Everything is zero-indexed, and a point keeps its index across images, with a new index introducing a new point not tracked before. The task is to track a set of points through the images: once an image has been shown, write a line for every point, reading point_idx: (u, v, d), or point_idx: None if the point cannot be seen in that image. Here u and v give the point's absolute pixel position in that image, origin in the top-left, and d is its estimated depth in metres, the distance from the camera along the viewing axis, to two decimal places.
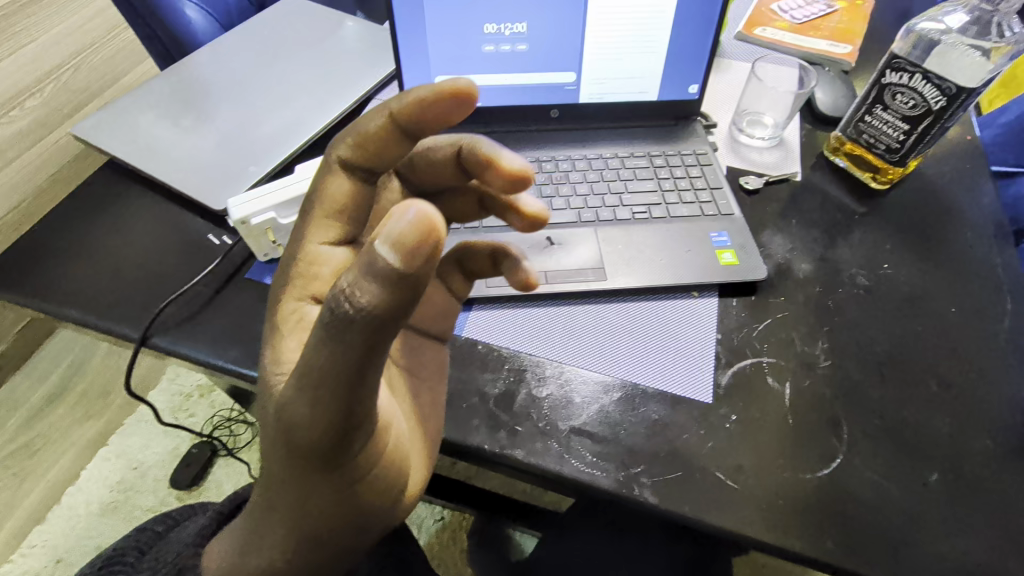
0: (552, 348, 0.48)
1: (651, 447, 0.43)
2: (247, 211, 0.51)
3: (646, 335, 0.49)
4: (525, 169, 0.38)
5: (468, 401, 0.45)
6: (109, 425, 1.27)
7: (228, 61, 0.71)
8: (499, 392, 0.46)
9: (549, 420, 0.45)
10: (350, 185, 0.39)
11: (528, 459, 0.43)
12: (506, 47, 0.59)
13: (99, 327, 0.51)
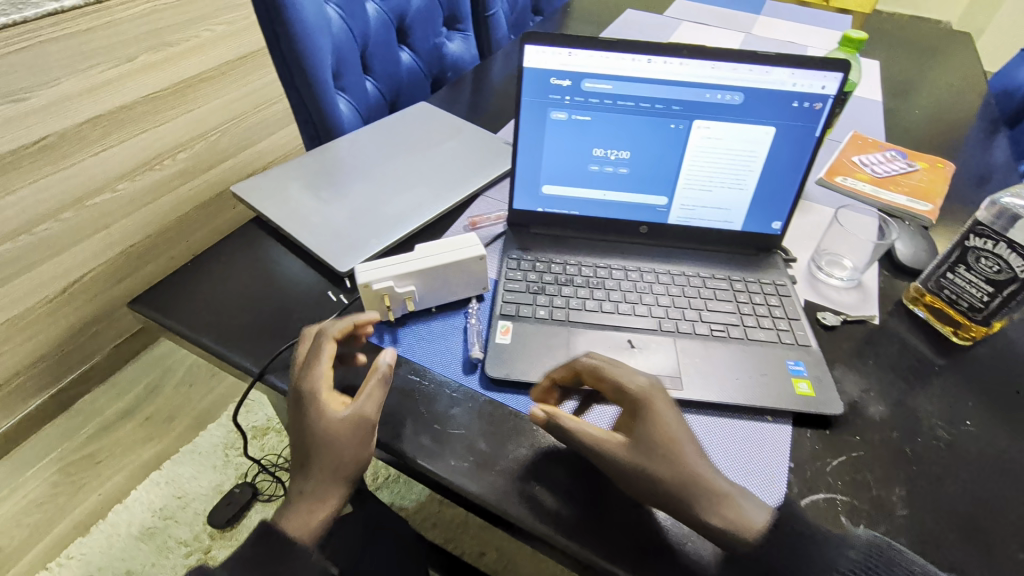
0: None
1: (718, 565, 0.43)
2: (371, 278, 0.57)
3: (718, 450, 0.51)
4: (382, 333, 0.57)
5: (538, 483, 0.47)
6: (167, 450, 1.34)
7: (366, 148, 0.83)
8: (569, 480, 0.48)
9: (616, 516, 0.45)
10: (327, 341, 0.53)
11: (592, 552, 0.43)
12: (610, 168, 0.66)
13: (225, 357, 0.58)
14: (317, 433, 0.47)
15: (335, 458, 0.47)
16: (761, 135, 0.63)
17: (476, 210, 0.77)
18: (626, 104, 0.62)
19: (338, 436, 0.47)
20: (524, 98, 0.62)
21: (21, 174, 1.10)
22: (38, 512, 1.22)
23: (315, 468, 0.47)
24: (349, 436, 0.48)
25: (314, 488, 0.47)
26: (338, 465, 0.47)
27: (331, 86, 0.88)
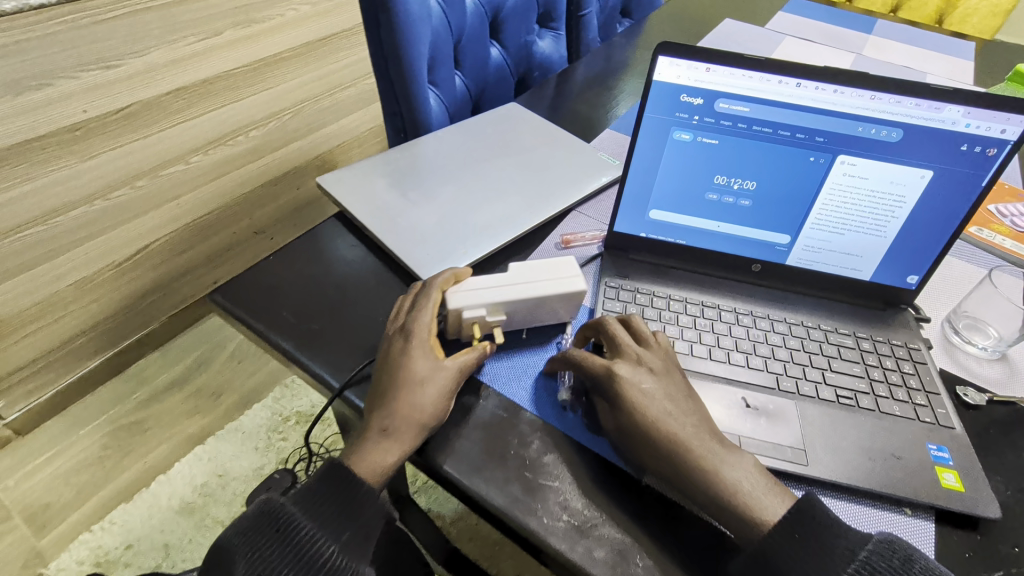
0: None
1: None
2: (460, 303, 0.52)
3: None
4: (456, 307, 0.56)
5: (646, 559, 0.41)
6: (211, 425, 1.34)
7: (454, 148, 0.79)
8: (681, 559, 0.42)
9: None
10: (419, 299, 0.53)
11: None
12: (730, 199, 0.60)
13: (304, 366, 0.55)
14: (422, 375, 0.48)
15: (432, 402, 0.47)
16: (915, 178, 0.55)
17: (568, 227, 0.72)
18: (762, 130, 0.56)
19: (439, 383, 0.48)
20: (648, 114, 0.56)
21: (102, 140, 1.10)
22: (86, 473, 1.24)
23: (408, 404, 0.46)
24: (448, 387, 0.48)
25: (399, 426, 0.46)
26: (431, 410, 0.47)
27: (425, 80, 0.84)
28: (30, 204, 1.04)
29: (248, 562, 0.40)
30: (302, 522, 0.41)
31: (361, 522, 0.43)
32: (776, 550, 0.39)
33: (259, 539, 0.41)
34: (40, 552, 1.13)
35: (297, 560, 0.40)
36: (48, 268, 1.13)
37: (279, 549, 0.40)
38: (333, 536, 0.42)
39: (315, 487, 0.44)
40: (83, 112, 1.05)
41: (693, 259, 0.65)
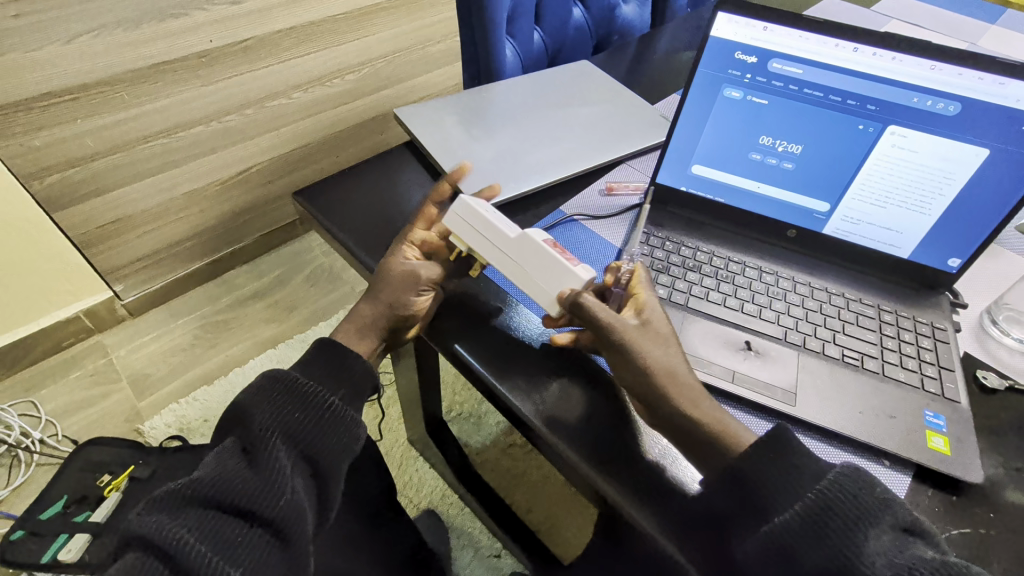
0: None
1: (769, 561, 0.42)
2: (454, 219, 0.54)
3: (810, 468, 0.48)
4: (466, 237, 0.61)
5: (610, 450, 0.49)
6: (282, 334, 1.53)
7: (521, 96, 0.85)
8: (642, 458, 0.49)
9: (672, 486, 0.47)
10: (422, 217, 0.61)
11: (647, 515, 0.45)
12: (773, 160, 0.62)
13: (362, 259, 0.65)
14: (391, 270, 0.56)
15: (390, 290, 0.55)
16: (969, 156, 0.54)
17: (614, 177, 0.76)
18: (813, 93, 0.57)
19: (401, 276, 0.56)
20: (702, 69, 0.59)
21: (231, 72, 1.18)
22: (179, 355, 1.45)
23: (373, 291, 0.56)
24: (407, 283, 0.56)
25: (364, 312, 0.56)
26: (388, 297, 0.55)
27: (502, 30, 0.91)
28: (165, 115, 1.16)
29: (266, 415, 0.47)
30: (308, 383, 0.49)
31: (352, 381, 0.52)
32: (747, 469, 0.43)
33: (274, 397, 0.48)
34: (139, 412, 1.35)
35: (306, 410, 0.48)
36: (168, 176, 1.32)
37: (295, 405, 0.48)
38: (331, 388, 0.50)
39: (314, 358, 0.52)
40: (208, 42, 1.10)
41: (729, 218, 0.67)
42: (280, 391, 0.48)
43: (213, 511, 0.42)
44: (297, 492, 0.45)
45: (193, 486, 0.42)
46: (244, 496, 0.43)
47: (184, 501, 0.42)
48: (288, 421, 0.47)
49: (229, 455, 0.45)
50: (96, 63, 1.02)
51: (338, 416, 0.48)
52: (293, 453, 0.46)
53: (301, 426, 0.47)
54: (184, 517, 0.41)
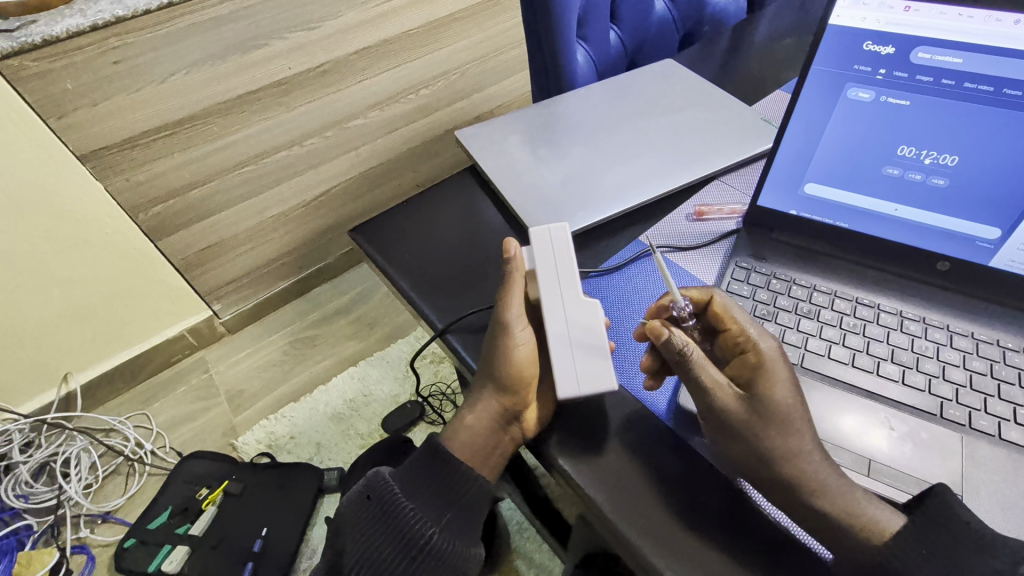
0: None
1: None
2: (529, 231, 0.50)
3: None
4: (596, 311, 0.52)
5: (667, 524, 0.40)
6: (363, 350, 1.46)
7: (595, 105, 0.75)
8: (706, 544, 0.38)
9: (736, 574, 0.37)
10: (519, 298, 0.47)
11: None
12: (917, 176, 0.48)
13: (415, 304, 0.58)
14: (491, 359, 0.46)
15: (503, 384, 0.45)
16: None
17: (705, 197, 0.65)
18: (979, 87, 0.43)
19: (508, 371, 0.45)
20: (817, 66, 0.47)
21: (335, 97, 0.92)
22: (270, 371, 1.41)
23: (480, 383, 0.47)
24: (514, 373, 0.45)
25: (479, 422, 0.46)
26: (499, 392, 0.45)
27: (572, 34, 0.82)
28: (260, 139, 1.05)
29: (361, 545, 0.42)
30: (405, 502, 0.43)
31: (460, 505, 0.44)
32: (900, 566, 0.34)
33: (367, 515, 0.43)
34: (234, 426, 1.34)
35: (401, 543, 0.42)
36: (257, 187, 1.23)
37: (385, 526, 0.42)
38: (434, 516, 0.43)
39: (417, 467, 0.45)
40: (289, 68, 0.98)
41: (857, 247, 0.54)
42: (369, 506, 0.43)
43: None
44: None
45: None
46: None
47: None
48: (379, 549, 0.42)
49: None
50: (195, 95, 0.92)
51: (433, 552, 0.41)
52: None
53: (394, 563, 0.41)
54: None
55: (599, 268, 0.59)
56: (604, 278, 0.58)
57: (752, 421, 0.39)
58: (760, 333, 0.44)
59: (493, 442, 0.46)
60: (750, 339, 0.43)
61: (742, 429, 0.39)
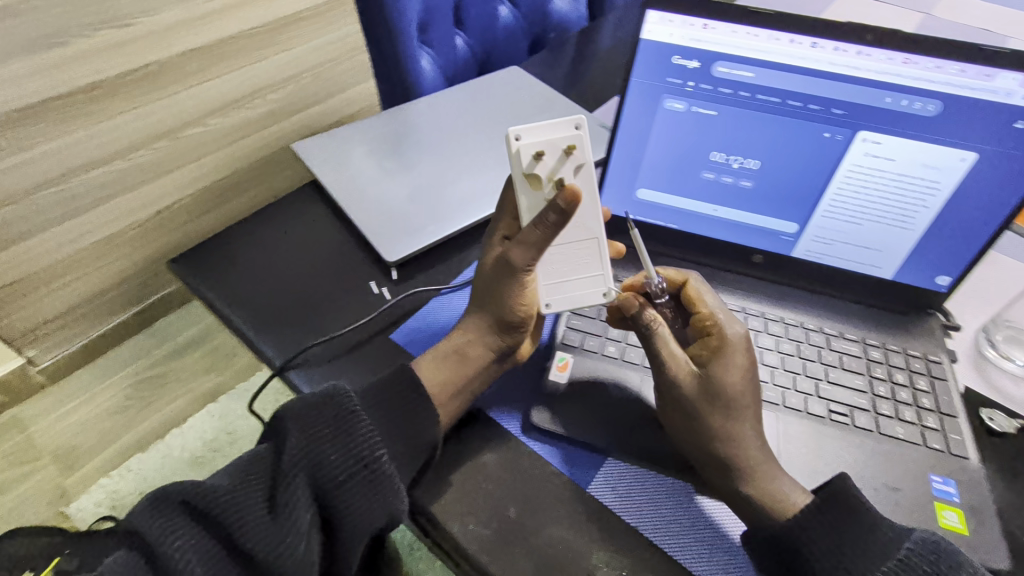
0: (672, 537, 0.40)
1: None
2: (580, 137, 0.42)
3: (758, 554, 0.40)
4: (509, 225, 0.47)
5: (523, 544, 0.39)
6: (224, 384, 1.29)
7: (443, 112, 0.73)
8: (560, 557, 0.39)
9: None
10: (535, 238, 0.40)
11: None
12: (729, 179, 0.52)
13: (251, 339, 0.53)
14: (493, 289, 0.45)
15: (504, 317, 0.45)
16: (955, 162, 0.46)
17: None
18: (768, 99, 0.48)
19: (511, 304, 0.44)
20: (636, 79, 0.50)
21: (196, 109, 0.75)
22: (111, 419, 1.20)
23: (477, 313, 0.47)
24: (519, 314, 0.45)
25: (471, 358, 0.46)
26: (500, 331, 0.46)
27: (414, 36, 0.83)
28: None
29: (300, 443, 0.40)
30: (363, 417, 0.41)
31: (414, 432, 0.42)
32: (801, 547, 0.37)
33: (317, 418, 0.41)
34: (64, 492, 1.13)
35: (347, 453, 0.40)
36: None
37: (333, 431, 0.40)
38: (388, 439, 0.41)
39: (381, 384, 0.44)
40: None
41: (687, 247, 0.58)
42: (317, 409, 0.41)
43: (209, 539, 0.36)
44: (311, 552, 0.38)
45: (201, 504, 0.37)
46: (247, 534, 0.36)
47: (184, 513, 0.37)
48: (322, 451, 0.40)
49: (249, 466, 0.39)
50: None
51: (376, 472, 0.40)
52: (310, 497, 0.39)
53: (335, 469, 0.40)
54: (178, 526, 0.36)
55: (452, 283, 0.58)
56: (455, 295, 0.57)
57: (703, 402, 0.42)
58: (728, 316, 0.46)
59: (483, 368, 0.46)
60: (717, 324, 0.45)
61: (696, 409, 0.42)
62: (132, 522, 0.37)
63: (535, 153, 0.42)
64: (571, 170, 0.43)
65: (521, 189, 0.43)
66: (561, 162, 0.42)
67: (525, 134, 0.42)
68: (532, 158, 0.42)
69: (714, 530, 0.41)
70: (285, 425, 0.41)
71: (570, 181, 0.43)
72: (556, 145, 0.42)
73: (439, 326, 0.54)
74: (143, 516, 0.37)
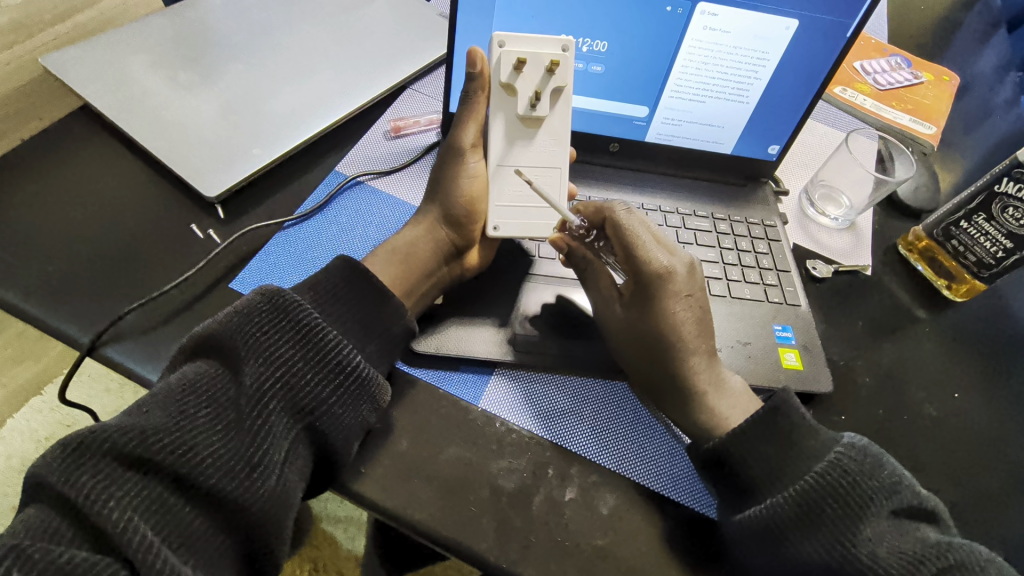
0: (585, 438, 0.43)
1: (606, 547, 0.36)
2: (564, 58, 0.44)
3: (637, 431, 0.44)
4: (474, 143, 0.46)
5: (423, 472, 0.37)
6: (48, 371, 0.99)
7: (247, 6, 0.59)
8: (463, 475, 0.38)
9: (494, 492, 0.37)
10: (473, 123, 0.45)
11: (463, 538, 0.35)
12: (580, 66, 0.50)
13: (40, 319, 0.42)
14: (443, 184, 0.46)
15: (451, 213, 0.46)
16: (781, 31, 0.47)
17: (398, 109, 0.59)
18: None
19: (456, 199, 0.46)
20: None
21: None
22: None
23: (430, 208, 0.48)
24: (463, 205, 0.46)
25: (422, 256, 0.45)
26: (446, 223, 0.47)
27: None
28: None
29: (259, 364, 0.34)
30: (324, 325, 0.37)
31: (387, 335, 0.40)
32: (736, 455, 0.38)
33: (273, 332, 0.35)
34: None
35: (320, 367, 0.36)
36: None
37: (295, 341, 0.35)
38: (356, 343, 0.38)
39: (330, 284, 0.39)
40: None
41: None
42: (273, 324, 0.35)
43: (164, 486, 0.29)
44: (292, 476, 0.34)
45: (147, 447, 0.29)
46: (216, 472, 0.31)
47: (123, 461, 0.29)
48: (289, 369, 0.35)
49: (198, 396, 0.32)
50: None
51: (358, 377, 0.36)
52: (291, 418, 0.35)
53: (309, 389, 0.35)
54: (119, 478, 0.28)
55: (295, 214, 0.50)
56: (301, 228, 0.50)
57: (623, 343, 0.44)
58: (666, 249, 0.44)
59: (430, 269, 0.45)
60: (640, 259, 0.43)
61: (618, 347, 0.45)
62: (42, 484, 0.27)
63: (518, 62, 0.43)
64: (550, 92, 0.44)
65: (495, 95, 0.44)
66: (544, 80, 0.44)
67: (510, 41, 0.43)
68: (513, 68, 0.43)
69: (623, 423, 0.44)
70: (234, 346, 0.34)
71: (546, 99, 0.45)
72: (541, 60, 0.43)
73: (288, 262, 0.47)
74: (66, 473, 0.27)
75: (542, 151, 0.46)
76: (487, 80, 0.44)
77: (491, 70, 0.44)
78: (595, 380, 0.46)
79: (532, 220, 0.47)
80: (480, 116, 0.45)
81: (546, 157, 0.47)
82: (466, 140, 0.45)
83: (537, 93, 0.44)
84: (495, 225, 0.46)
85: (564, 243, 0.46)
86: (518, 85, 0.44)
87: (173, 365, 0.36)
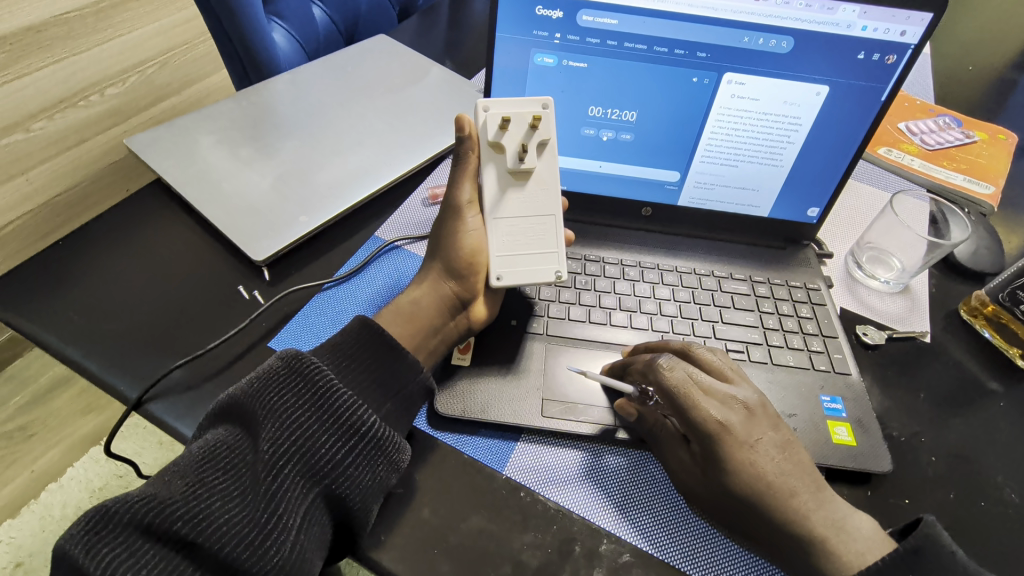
0: (612, 511, 0.40)
1: None
2: (546, 113, 0.44)
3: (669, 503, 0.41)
4: (471, 199, 0.45)
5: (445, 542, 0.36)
6: (109, 422, 1.04)
7: (306, 89, 0.65)
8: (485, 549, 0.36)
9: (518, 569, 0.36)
10: (467, 178, 0.44)
11: None
12: (609, 134, 0.51)
13: (97, 377, 0.44)
14: (442, 240, 0.45)
15: (452, 266, 0.45)
16: (811, 97, 0.47)
17: (438, 178, 0.63)
18: (636, 47, 0.47)
19: (456, 252, 0.45)
20: (501, 35, 0.47)
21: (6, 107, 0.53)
22: None
23: (432, 264, 0.47)
24: (465, 257, 0.44)
25: (431, 311, 0.45)
26: (450, 277, 0.45)
27: (264, 17, 0.80)
28: None
29: (276, 428, 0.35)
30: (341, 386, 0.37)
31: (403, 393, 0.40)
32: None
33: (291, 395, 0.36)
34: None
35: (337, 429, 0.36)
36: None
37: (312, 404, 0.36)
38: (372, 404, 0.38)
39: (347, 344, 0.40)
40: None
41: (581, 207, 0.56)
42: (291, 387, 0.36)
43: (180, 557, 0.29)
44: (309, 542, 0.34)
45: (165, 517, 0.30)
46: (232, 540, 0.31)
47: (143, 531, 0.29)
48: (305, 432, 0.35)
49: (217, 464, 0.33)
50: None
51: (374, 438, 0.36)
52: (308, 481, 0.35)
53: (325, 452, 0.35)
54: (137, 550, 0.29)
55: (335, 276, 0.53)
56: (339, 290, 0.52)
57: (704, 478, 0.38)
58: (721, 399, 0.38)
59: (436, 322, 0.45)
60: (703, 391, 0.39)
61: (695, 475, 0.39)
62: (65, 557, 0.28)
63: (502, 121, 0.43)
64: (535, 144, 0.44)
65: (484, 155, 0.44)
66: (528, 135, 0.44)
67: (493, 105, 0.44)
68: (498, 127, 0.44)
69: (653, 495, 0.41)
70: (252, 411, 0.35)
71: (533, 151, 0.44)
72: (522, 117, 0.44)
73: (322, 323, 0.49)
74: (87, 547, 0.28)
75: (536, 201, 0.45)
76: (477, 141, 0.44)
77: (478, 133, 0.44)
78: (625, 450, 0.43)
79: (534, 266, 0.44)
80: (472, 171, 0.45)
81: (541, 206, 0.45)
82: (464, 196, 0.44)
83: (523, 146, 0.44)
84: (499, 274, 0.44)
85: (632, 407, 0.43)
86: (505, 142, 0.44)
87: (200, 430, 0.37)
